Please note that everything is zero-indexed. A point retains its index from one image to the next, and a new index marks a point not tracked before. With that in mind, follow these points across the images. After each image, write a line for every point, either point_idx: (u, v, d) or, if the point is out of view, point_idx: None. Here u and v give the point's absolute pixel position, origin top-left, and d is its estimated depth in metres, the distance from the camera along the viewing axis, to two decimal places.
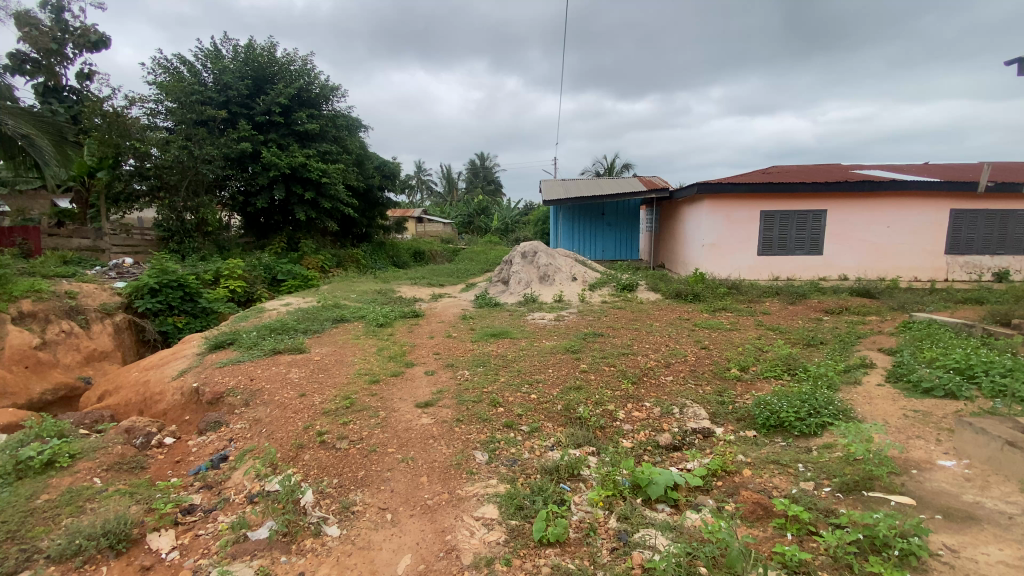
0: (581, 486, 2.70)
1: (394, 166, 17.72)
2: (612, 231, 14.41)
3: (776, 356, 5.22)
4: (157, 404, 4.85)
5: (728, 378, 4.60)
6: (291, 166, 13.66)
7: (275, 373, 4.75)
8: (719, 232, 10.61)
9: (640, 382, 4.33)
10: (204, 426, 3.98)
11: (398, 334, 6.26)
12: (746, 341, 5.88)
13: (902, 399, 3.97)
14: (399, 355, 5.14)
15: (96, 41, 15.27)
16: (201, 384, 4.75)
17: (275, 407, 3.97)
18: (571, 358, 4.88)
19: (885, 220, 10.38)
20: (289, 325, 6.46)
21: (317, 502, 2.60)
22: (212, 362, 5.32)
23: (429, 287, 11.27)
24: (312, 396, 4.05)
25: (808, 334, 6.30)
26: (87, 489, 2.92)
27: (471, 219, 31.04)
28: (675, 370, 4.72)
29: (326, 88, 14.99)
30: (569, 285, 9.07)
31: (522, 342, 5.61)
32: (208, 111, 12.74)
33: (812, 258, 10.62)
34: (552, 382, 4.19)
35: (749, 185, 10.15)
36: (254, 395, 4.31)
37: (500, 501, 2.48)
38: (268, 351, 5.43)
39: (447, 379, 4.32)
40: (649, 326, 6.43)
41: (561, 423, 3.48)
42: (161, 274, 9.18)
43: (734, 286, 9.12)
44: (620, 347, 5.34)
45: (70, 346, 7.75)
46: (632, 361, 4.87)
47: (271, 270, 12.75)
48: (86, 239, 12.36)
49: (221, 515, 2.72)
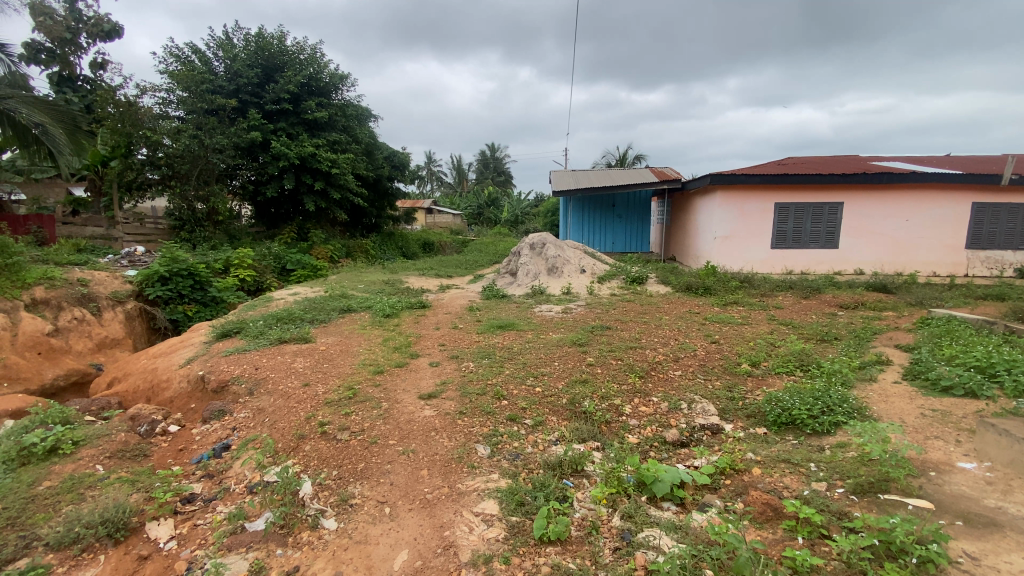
0: (585, 482, 2.62)
1: (403, 155, 17.59)
2: (623, 223, 14.26)
3: (788, 352, 5.16)
4: (164, 391, 4.88)
5: (738, 373, 4.55)
6: (301, 156, 13.70)
7: (280, 362, 4.73)
8: (732, 225, 10.42)
9: (648, 375, 4.26)
10: (208, 415, 3.99)
11: (405, 324, 6.24)
12: (757, 336, 5.78)
13: (919, 397, 3.86)
14: (405, 346, 5.10)
15: (109, 31, 15.36)
16: (207, 372, 4.77)
17: (279, 397, 3.96)
18: (578, 351, 4.81)
19: (901, 213, 10.14)
20: (296, 314, 6.45)
21: (316, 493, 2.55)
22: (218, 351, 5.33)
23: (437, 278, 11.22)
24: (316, 386, 4.02)
25: (823, 330, 6.18)
26: (88, 476, 2.93)
27: (481, 210, 30.95)
28: (684, 365, 4.63)
29: (336, 77, 14.95)
30: (577, 277, 8.96)
31: (528, 334, 5.54)
32: (218, 100, 12.83)
33: (827, 252, 10.37)
34: (558, 375, 4.13)
35: (763, 177, 9.93)
36: (258, 384, 4.31)
37: (501, 496, 2.42)
38: (274, 340, 5.42)
39: (452, 371, 4.26)
40: (659, 319, 6.35)
41: (565, 417, 3.41)
42: (171, 263, 9.32)
43: (746, 279, 8.95)
44: (629, 340, 5.27)
45: (82, 333, 7.86)
46: (640, 354, 4.77)
47: (281, 259, 12.78)
48: (100, 227, 12.68)
49: (220, 504, 2.70)
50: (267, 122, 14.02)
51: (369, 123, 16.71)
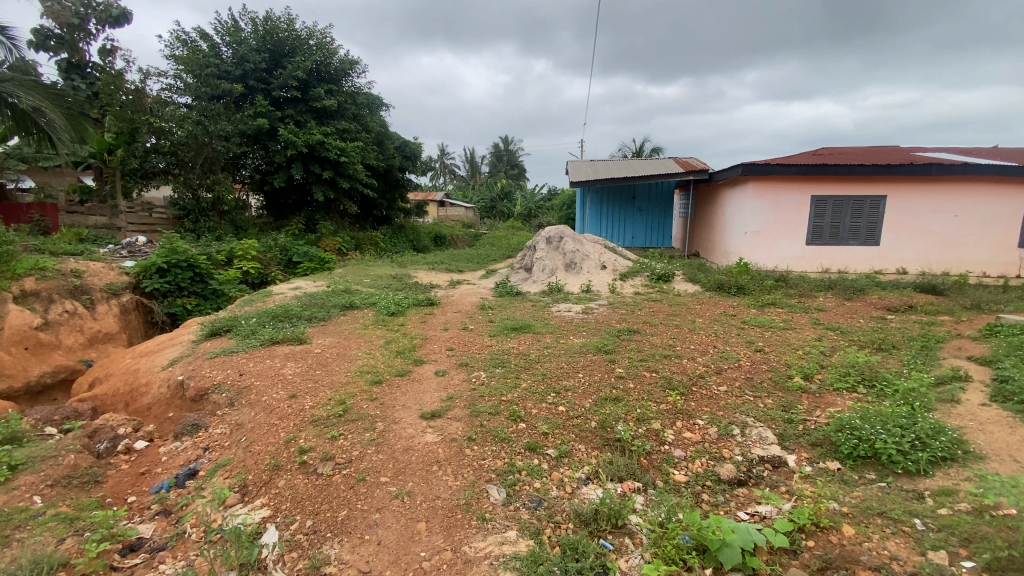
0: (628, 544, 2.04)
1: (415, 145, 17.04)
2: (643, 217, 13.56)
3: (846, 365, 4.52)
4: (142, 397, 4.42)
5: (791, 390, 3.97)
6: (309, 144, 13.20)
7: (268, 367, 4.19)
8: (764, 218, 9.68)
9: (689, 393, 3.63)
10: (180, 430, 3.48)
11: (410, 324, 5.68)
12: (806, 344, 5.13)
13: (1021, 426, 3.19)
14: (407, 350, 4.54)
15: (117, 16, 14.97)
16: (187, 377, 4.26)
17: (260, 411, 3.43)
18: (604, 360, 4.19)
19: (950, 208, 9.32)
20: (292, 311, 5.92)
21: (281, 556, 2.00)
22: (204, 351, 4.83)
23: (447, 273, 10.66)
24: (303, 399, 3.46)
25: (877, 337, 5.49)
26: (20, 512, 2.43)
27: (494, 204, 30.28)
28: (728, 378, 4.01)
29: (346, 63, 14.40)
30: (597, 274, 8.34)
31: (546, 338, 4.94)
32: (224, 85, 12.41)
33: (868, 249, 9.58)
34: (584, 391, 3.50)
35: (800, 166, 9.19)
36: (240, 393, 3.78)
37: (522, 567, 1.84)
38: (266, 341, 4.89)
39: (460, 382, 3.68)
40: (691, 322, 5.70)
41: (596, 446, 2.82)
42: (170, 254, 8.87)
43: (782, 278, 8.23)
44: (661, 347, 4.65)
45: (74, 328, 7.48)
46: (677, 366, 4.14)
47: (287, 252, 12.31)
48: (103, 217, 12.39)
49: (168, 558, 2.16)
50: (275, 109, 13.58)
51: (380, 112, 16.19)
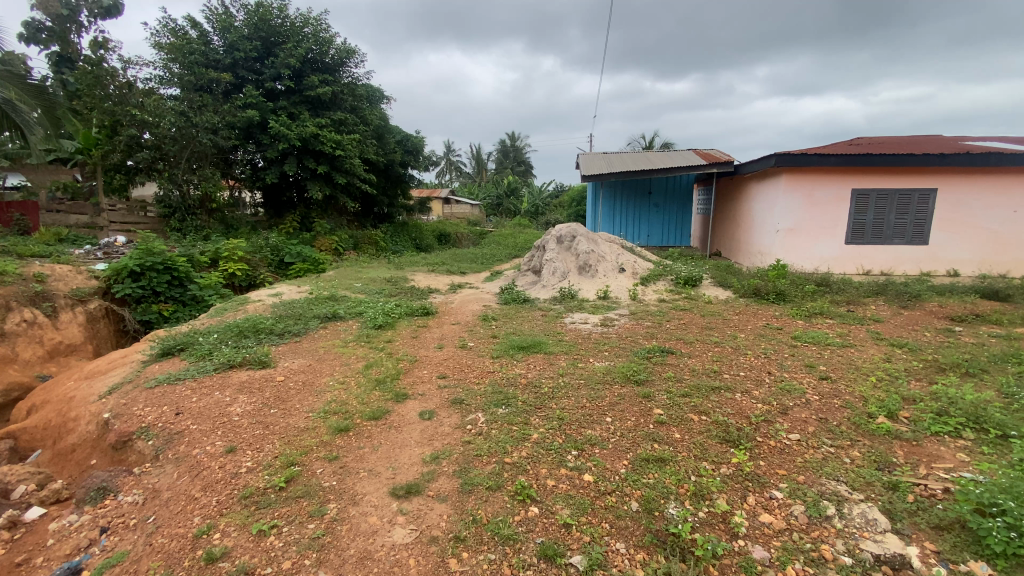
0: None
1: (416, 139, 16.19)
2: (660, 213, 12.62)
3: (936, 398, 3.57)
4: (66, 436, 3.61)
5: (878, 435, 3.06)
6: (302, 137, 12.34)
7: (214, 403, 3.34)
8: (799, 215, 8.72)
9: (756, 447, 2.74)
10: (83, 497, 2.66)
11: (398, 341, 4.82)
12: (876, 368, 4.20)
13: None
14: (389, 379, 3.67)
15: (108, 7, 14.30)
16: (115, 415, 3.43)
17: (185, 472, 2.59)
18: (637, 396, 3.27)
19: (1009, 203, 8.32)
20: (262, 324, 5.07)
21: None
22: (149, 377, 4.01)
23: (449, 276, 9.77)
24: (243, 456, 2.61)
25: (959, 357, 4.53)
26: None
27: (500, 201, 29.27)
28: (798, 421, 3.11)
29: (343, 52, 13.52)
30: (615, 278, 7.43)
31: (561, 361, 4.05)
32: (211, 74, 11.59)
33: (916, 249, 8.58)
34: (618, 446, 2.62)
35: (841, 158, 8.22)
36: (170, 441, 2.95)
37: None
38: (221, 364, 4.05)
39: (451, 430, 2.80)
40: (733, 338, 4.78)
41: (641, 547, 1.94)
42: (145, 255, 7.97)
43: (824, 282, 7.29)
44: (705, 375, 3.75)
45: (32, 339, 6.71)
46: (731, 403, 3.24)
47: (279, 252, 11.48)
48: (84, 215, 11.69)
49: None
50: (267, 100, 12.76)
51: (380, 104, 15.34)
